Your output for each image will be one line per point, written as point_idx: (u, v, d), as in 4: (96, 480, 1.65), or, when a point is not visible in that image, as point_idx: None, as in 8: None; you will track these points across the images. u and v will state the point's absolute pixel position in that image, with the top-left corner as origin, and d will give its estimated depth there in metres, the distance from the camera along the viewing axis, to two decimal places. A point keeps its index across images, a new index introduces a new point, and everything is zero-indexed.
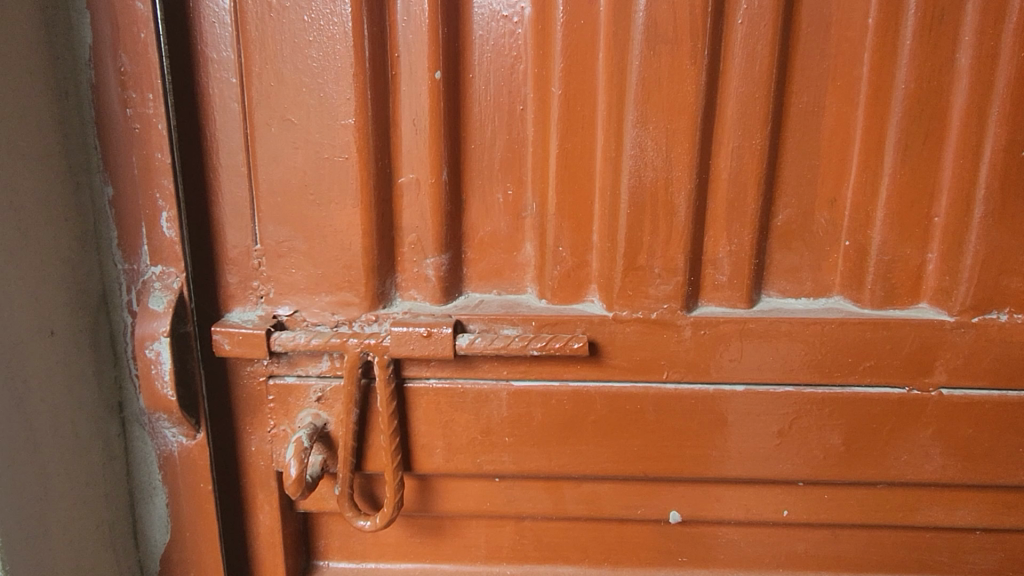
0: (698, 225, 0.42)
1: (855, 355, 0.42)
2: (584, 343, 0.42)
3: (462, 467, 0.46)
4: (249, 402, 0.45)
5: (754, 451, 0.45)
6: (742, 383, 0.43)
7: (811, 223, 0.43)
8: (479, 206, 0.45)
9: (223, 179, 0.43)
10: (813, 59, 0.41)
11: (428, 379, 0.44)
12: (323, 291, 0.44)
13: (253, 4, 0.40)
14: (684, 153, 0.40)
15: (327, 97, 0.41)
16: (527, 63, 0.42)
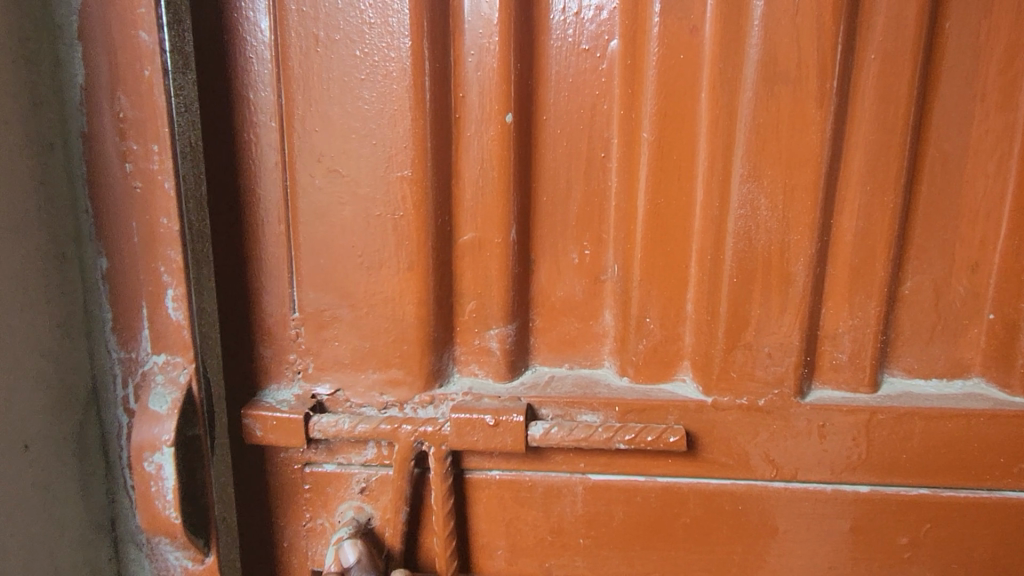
0: (816, 295, 0.35)
1: (1007, 454, 0.35)
2: (681, 437, 0.35)
3: (528, 571, 0.39)
4: (280, 495, 0.39)
5: (878, 563, 0.38)
6: (866, 484, 0.37)
7: (948, 292, 0.36)
8: (552, 267, 0.38)
9: (259, 238, 0.37)
10: (956, 101, 0.34)
11: (490, 471, 0.38)
12: (370, 367, 0.38)
13: (297, 36, 0.34)
14: (804, 212, 0.34)
15: (380, 146, 0.35)
16: (612, 104, 0.36)
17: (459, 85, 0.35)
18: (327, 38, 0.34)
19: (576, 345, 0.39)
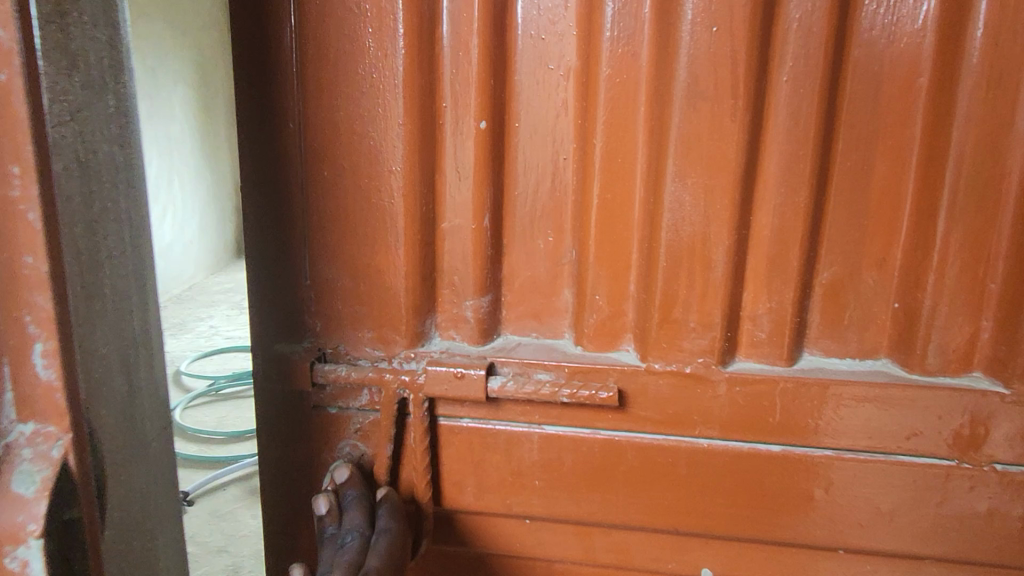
0: (736, 280, 0.42)
1: (900, 423, 0.41)
2: (613, 393, 0.42)
3: (492, 506, 0.47)
4: (293, 431, 0.48)
5: (790, 515, 0.43)
6: (778, 444, 0.42)
7: (859, 282, 0.42)
8: (520, 250, 0.45)
9: (283, 221, 0.45)
10: (863, 117, 0.40)
11: (461, 420, 0.45)
12: (366, 327, 0.46)
13: (314, 57, 0.43)
14: (724, 208, 0.40)
15: (377, 146, 0.43)
16: (571, 116, 0.43)
17: (443, 99, 0.43)
18: (339, 60, 0.42)
19: (540, 318, 0.46)
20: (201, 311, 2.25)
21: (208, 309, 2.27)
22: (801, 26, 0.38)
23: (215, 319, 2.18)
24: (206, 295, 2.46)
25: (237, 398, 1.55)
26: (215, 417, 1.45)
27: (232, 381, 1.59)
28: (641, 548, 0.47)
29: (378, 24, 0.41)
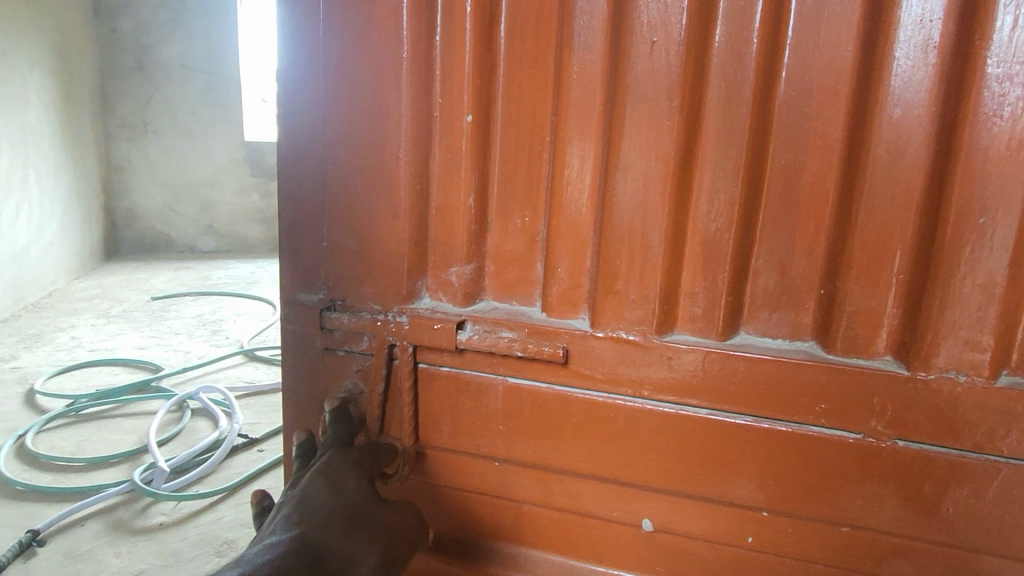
0: (672, 260, 0.48)
1: (811, 396, 0.45)
2: (559, 350, 0.50)
3: (465, 445, 0.55)
4: (309, 368, 0.58)
5: (716, 473, 0.49)
6: (705, 408, 0.48)
7: (790, 270, 0.46)
8: (500, 227, 0.53)
9: (304, 195, 0.55)
10: (795, 120, 0.44)
11: (441, 367, 0.54)
12: (368, 283, 0.55)
13: (337, 57, 0.52)
14: (660, 195, 0.47)
15: (382, 132, 0.52)
16: (542, 111, 0.50)
17: (437, 95, 0.51)
18: (356, 61, 0.51)
19: (513, 289, 0.54)
20: (62, 319, 2.06)
21: (71, 318, 2.08)
22: (728, 39, 0.44)
23: (78, 327, 2.00)
24: (68, 301, 2.28)
25: (102, 419, 1.40)
26: (76, 441, 1.30)
27: (94, 401, 1.43)
28: (591, 496, 0.53)
29: (386, 32, 0.50)
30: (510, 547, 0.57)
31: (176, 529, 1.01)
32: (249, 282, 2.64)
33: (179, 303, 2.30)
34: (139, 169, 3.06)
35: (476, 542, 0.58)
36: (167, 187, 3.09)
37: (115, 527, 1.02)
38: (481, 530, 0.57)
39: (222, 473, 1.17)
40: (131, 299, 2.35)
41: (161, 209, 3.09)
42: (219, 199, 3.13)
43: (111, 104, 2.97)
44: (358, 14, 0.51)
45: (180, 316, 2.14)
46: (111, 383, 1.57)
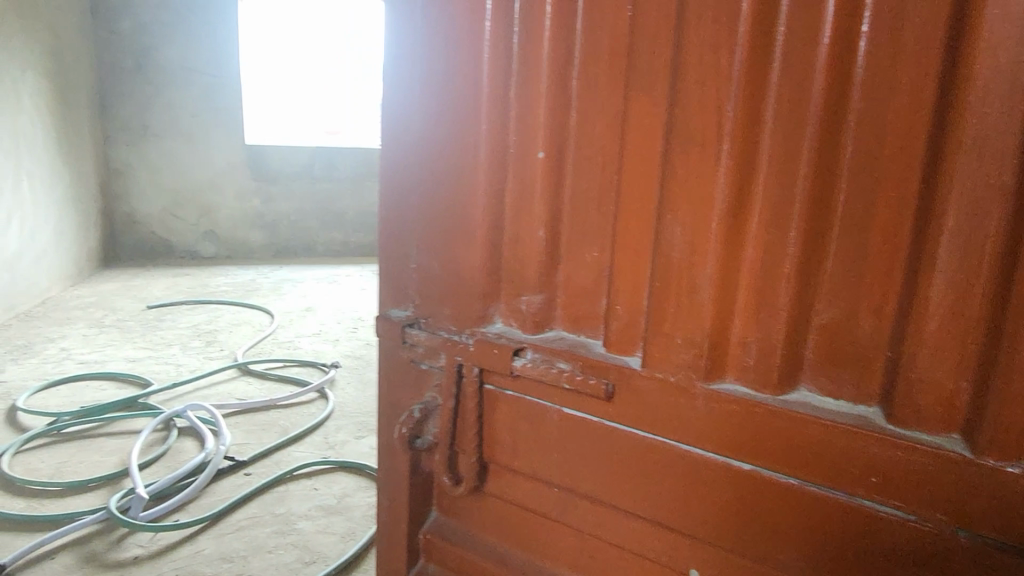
0: (723, 305, 0.49)
1: (860, 467, 0.44)
2: (603, 386, 0.52)
3: (523, 467, 0.59)
4: (396, 376, 0.64)
5: (758, 529, 0.49)
6: (748, 463, 0.48)
7: (854, 328, 0.45)
8: (571, 260, 0.55)
9: (399, 220, 0.61)
10: (866, 170, 0.43)
11: (505, 390, 0.58)
12: (447, 304, 0.61)
13: (426, 94, 0.57)
14: (705, 242, 0.48)
15: (461, 163, 0.57)
16: (607, 155, 0.52)
17: (515, 135, 0.55)
18: (443, 103, 0.56)
19: (579, 320, 0.56)
20: (52, 330, 2.39)
21: (64, 330, 2.42)
22: (784, 83, 0.44)
23: (68, 339, 2.35)
24: (60, 311, 2.57)
25: (83, 437, 1.86)
26: (52, 462, 1.75)
27: (72, 421, 1.86)
28: (637, 533, 0.55)
29: (470, 78, 0.55)
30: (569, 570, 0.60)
31: (148, 562, 1.43)
32: (244, 291, 3.01)
33: (175, 312, 2.71)
34: (138, 172, 3.25)
35: (540, 558, 0.62)
36: (165, 192, 3.31)
37: (89, 557, 1.43)
38: (547, 551, 0.61)
39: (205, 500, 1.67)
40: (127, 308, 2.70)
41: (161, 214, 3.32)
42: (218, 204, 3.38)
43: (111, 108, 3.16)
44: (447, 62, 0.55)
45: (174, 327, 2.55)
46: (96, 398, 2.00)
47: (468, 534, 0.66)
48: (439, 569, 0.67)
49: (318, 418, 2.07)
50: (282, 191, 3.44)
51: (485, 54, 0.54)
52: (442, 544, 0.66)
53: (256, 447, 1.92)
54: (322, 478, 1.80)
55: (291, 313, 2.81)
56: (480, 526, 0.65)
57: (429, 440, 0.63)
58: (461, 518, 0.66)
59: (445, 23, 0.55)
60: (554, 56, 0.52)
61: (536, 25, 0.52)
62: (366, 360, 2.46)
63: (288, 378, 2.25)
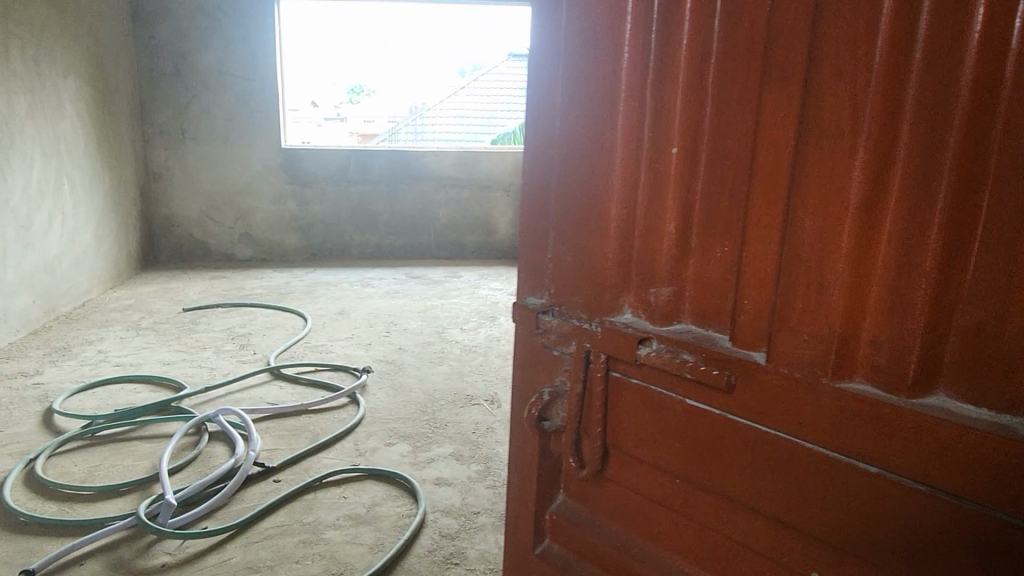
0: (852, 300, 0.54)
1: (994, 479, 0.47)
2: (725, 379, 0.60)
3: (649, 451, 0.69)
4: (530, 356, 0.78)
5: (860, 520, 0.54)
6: (875, 465, 0.52)
7: (997, 330, 0.47)
8: (703, 258, 0.63)
9: (541, 221, 0.74)
10: (1014, 170, 0.45)
11: (629, 379, 0.68)
12: (579, 298, 0.73)
13: (569, 109, 0.68)
14: (838, 241, 0.53)
15: (600, 171, 0.68)
16: (738, 169, 0.58)
17: (652, 150, 0.64)
18: (582, 122, 0.68)
19: (708, 314, 0.64)
20: (94, 335, 2.84)
21: (100, 331, 2.89)
22: (923, 85, 0.48)
23: (107, 342, 2.77)
24: (101, 313, 3.13)
25: (118, 441, 1.99)
26: (85, 467, 1.85)
27: (108, 424, 2.03)
28: (745, 519, 0.63)
29: (608, 103, 0.66)
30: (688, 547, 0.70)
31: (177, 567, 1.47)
32: (279, 293, 3.56)
33: (209, 316, 3.17)
34: (176, 176, 4.08)
35: (659, 533, 0.72)
36: (206, 199, 4.14)
37: (118, 564, 1.48)
38: (667, 530, 0.71)
39: (235, 508, 1.70)
40: (164, 310, 3.23)
41: (199, 216, 4.14)
42: (256, 207, 4.19)
43: (151, 113, 3.97)
44: (587, 87, 0.67)
45: (210, 330, 2.97)
46: (131, 400, 2.25)
47: (593, 504, 0.79)
48: (561, 548, 0.82)
49: (348, 424, 2.14)
50: (315, 195, 4.21)
51: (622, 82, 0.64)
52: (565, 524, 0.81)
53: (288, 453, 1.98)
54: (353, 486, 1.82)
55: (324, 317, 3.19)
56: (604, 499, 0.77)
57: (555, 424, 0.76)
58: (587, 491, 0.79)
59: (587, 54, 0.66)
60: (690, 81, 0.61)
61: (675, 54, 0.61)
62: (394, 365, 2.65)
63: (321, 385, 2.43)
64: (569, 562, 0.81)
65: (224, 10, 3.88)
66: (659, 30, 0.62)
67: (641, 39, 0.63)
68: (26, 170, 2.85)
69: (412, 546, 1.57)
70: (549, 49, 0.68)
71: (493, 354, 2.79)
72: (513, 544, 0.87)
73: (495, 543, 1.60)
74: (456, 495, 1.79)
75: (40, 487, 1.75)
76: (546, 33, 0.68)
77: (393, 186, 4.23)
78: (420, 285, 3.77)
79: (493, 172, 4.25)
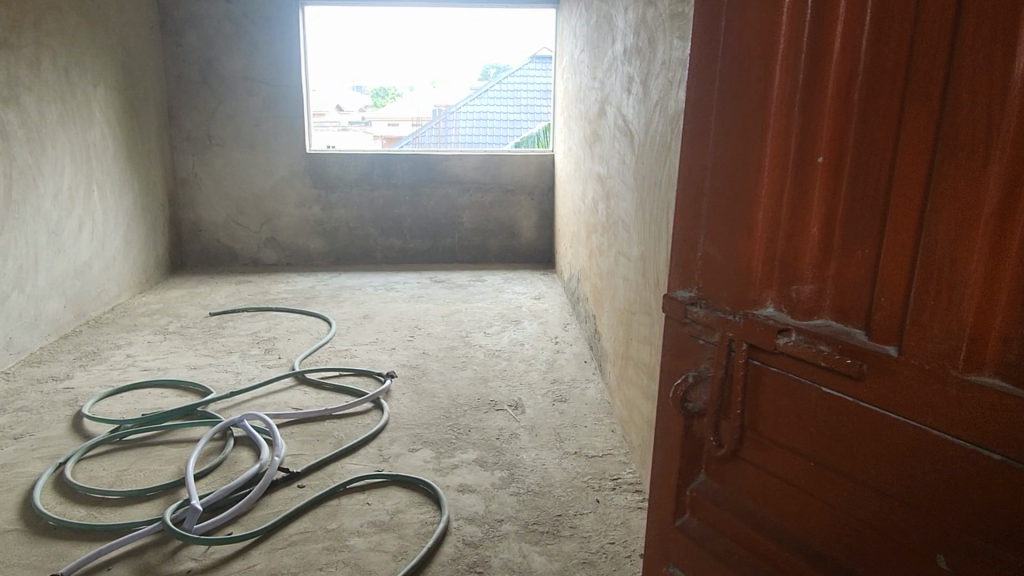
0: (983, 292, 0.48)
1: None
2: (858, 367, 0.55)
3: (782, 443, 0.64)
4: (677, 345, 0.76)
5: (1001, 520, 0.48)
6: (1003, 457, 0.47)
7: None
8: (846, 245, 0.58)
9: (692, 216, 0.72)
10: None
11: (770, 368, 0.64)
12: (721, 287, 0.69)
13: (719, 101, 0.66)
14: (968, 224, 0.48)
15: (744, 162, 0.65)
16: (882, 155, 0.54)
17: (801, 136, 0.60)
18: (730, 108, 0.65)
19: (849, 314, 0.58)
20: (123, 338, 2.87)
21: (129, 336, 2.91)
22: None
23: (135, 346, 2.79)
24: (129, 317, 3.17)
25: (145, 445, 1.99)
26: (113, 471, 1.85)
27: (136, 429, 2.03)
28: (879, 515, 0.57)
29: (759, 88, 0.62)
30: (810, 550, 0.64)
31: (203, 573, 1.46)
32: (304, 298, 3.56)
33: (236, 320, 3.18)
34: (203, 181, 4.11)
35: (783, 534, 0.67)
36: (230, 204, 4.16)
37: (144, 569, 1.47)
38: (794, 531, 0.66)
39: (260, 513, 1.68)
40: (191, 314, 3.25)
41: (225, 221, 4.17)
42: (281, 213, 4.21)
43: (178, 120, 4.00)
44: (738, 71, 0.64)
45: (236, 334, 2.98)
46: (158, 404, 2.25)
47: (723, 501, 0.74)
48: (699, 523, 0.77)
49: (371, 429, 2.13)
50: (340, 198, 4.22)
51: (776, 64, 0.61)
52: (705, 503, 0.76)
53: (312, 458, 1.96)
54: (377, 492, 1.79)
55: (349, 322, 3.18)
56: (736, 499, 0.72)
57: (698, 406, 0.73)
58: (720, 487, 0.74)
59: (742, 37, 0.63)
60: (844, 62, 0.57)
61: (828, 32, 0.57)
62: (419, 370, 2.63)
63: (345, 389, 2.42)
64: (707, 538, 0.76)
65: (249, 17, 3.90)
66: (814, 7, 0.58)
67: (797, 18, 0.59)
68: (57, 176, 2.88)
69: (435, 554, 1.54)
70: (707, 35, 0.67)
71: (517, 359, 2.76)
72: (658, 518, 0.84)
73: (520, 552, 1.56)
74: (479, 502, 1.76)
75: (69, 490, 1.75)
76: (706, 17, 0.67)
77: (416, 189, 4.23)
78: (444, 289, 3.75)
79: (516, 176, 4.22)
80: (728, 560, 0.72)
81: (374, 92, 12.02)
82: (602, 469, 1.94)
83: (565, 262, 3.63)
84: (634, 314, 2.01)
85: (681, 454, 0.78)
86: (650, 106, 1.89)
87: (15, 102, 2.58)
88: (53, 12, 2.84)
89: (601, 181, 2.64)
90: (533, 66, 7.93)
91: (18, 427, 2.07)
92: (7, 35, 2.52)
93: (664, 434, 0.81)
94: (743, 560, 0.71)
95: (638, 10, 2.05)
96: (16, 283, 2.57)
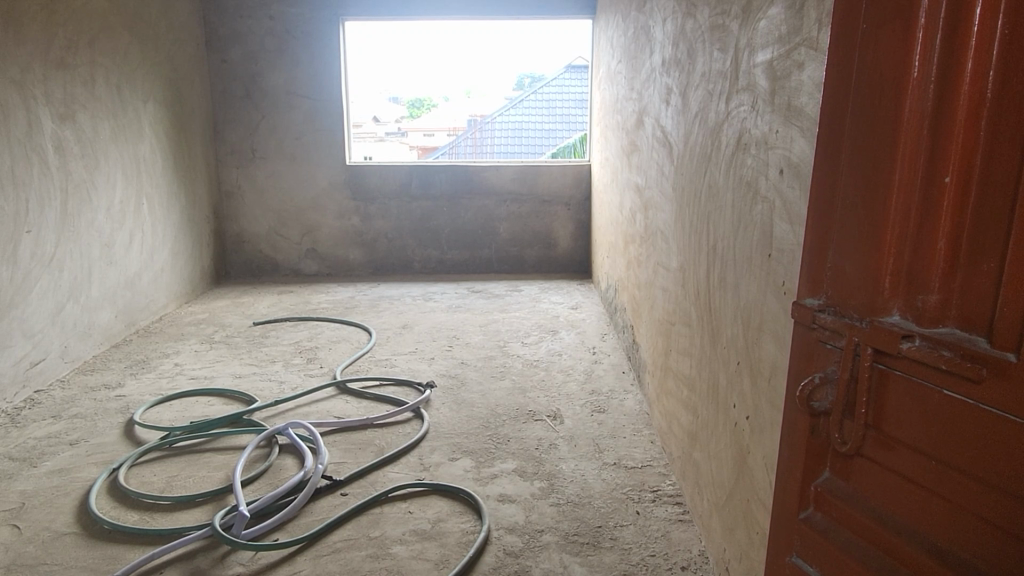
0: None
1: None
2: (980, 370, 0.56)
3: (906, 443, 0.65)
4: (808, 348, 0.78)
5: None
6: None
7: None
8: (972, 253, 0.59)
9: (828, 227, 0.73)
10: None
11: (894, 372, 0.65)
12: (848, 295, 0.71)
13: (854, 118, 0.68)
14: None
15: (872, 176, 0.66)
16: (1011, 172, 0.55)
17: (929, 153, 0.61)
18: (862, 126, 0.67)
19: (973, 322, 0.59)
20: (170, 347, 2.95)
21: (176, 345, 2.99)
22: None
23: (182, 355, 2.87)
24: (176, 327, 3.26)
25: (194, 452, 2.05)
26: (164, 476, 1.92)
27: (185, 435, 2.10)
28: (997, 516, 0.56)
29: (892, 107, 0.63)
30: (927, 546, 0.64)
31: None
32: (344, 308, 3.62)
33: (278, 330, 3.25)
34: (244, 194, 4.22)
35: (901, 531, 0.67)
36: (272, 216, 4.26)
37: (194, 572, 1.51)
38: (914, 528, 0.65)
39: (304, 520, 1.72)
40: (235, 324, 3.33)
41: (266, 233, 4.27)
42: (320, 225, 4.29)
43: (221, 133, 4.12)
44: (871, 91, 0.65)
45: (278, 344, 3.04)
46: (205, 412, 2.32)
47: (844, 498, 0.74)
48: (824, 517, 0.78)
49: (412, 438, 2.16)
50: (379, 210, 4.29)
51: (910, 86, 0.61)
52: (830, 498, 0.76)
53: (355, 466, 2.00)
54: (418, 501, 1.82)
55: (388, 332, 3.23)
56: (856, 498, 0.73)
57: (824, 406, 0.74)
58: (843, 487, 0.75)
59: (876, 61, 0.64)
60: (977, 83, 0.57)
61: (961, 52, 0.57)
62: (457, 380, 2.66)
63: (385, 399, 2.46)
64: (831, 531, 0.76)
65: (291, 32, 4.00)
66: (947, 27, 0.58)
67: (929, 39, 0.59)
68: (109, 190, 2.99)
69: (477, 563, 1.56)
70: (844, 58, 0.69)
71: (556, 369, 2.77)
72: (786, 511, 0.85)
73: (562, 563, 1.57)
74: (520, 513, 1.77)
75: (121, 494, 1.82)
76: (848, 33, 0.68)
77: (453, 200, 4.28)
78: (482, 299, 3.79)
79: (554, 186, 4.25)
80: (853, 554, 0.72)
81: (410, 101, 12.25)
82: (642, 481, 1.93)
83: (603, 272, 3.64)
84: (674, 325, 2.01)
85: (811, 453, 0.79)
86: (689, 117, 1.90)
87: (71, 119, 2.69)
88: (106, 32, 2.94)
89: (639, 191, 2.64)
90: (568, 75, 8.00)
91: (74, 433, 2.15)
92: (63, 55, 2.64)
93: (792, 429, 0.83)
94: (874, 557, 0.70)
95: (678, 22, 2.05)
96: (71, 293, 2.67)
